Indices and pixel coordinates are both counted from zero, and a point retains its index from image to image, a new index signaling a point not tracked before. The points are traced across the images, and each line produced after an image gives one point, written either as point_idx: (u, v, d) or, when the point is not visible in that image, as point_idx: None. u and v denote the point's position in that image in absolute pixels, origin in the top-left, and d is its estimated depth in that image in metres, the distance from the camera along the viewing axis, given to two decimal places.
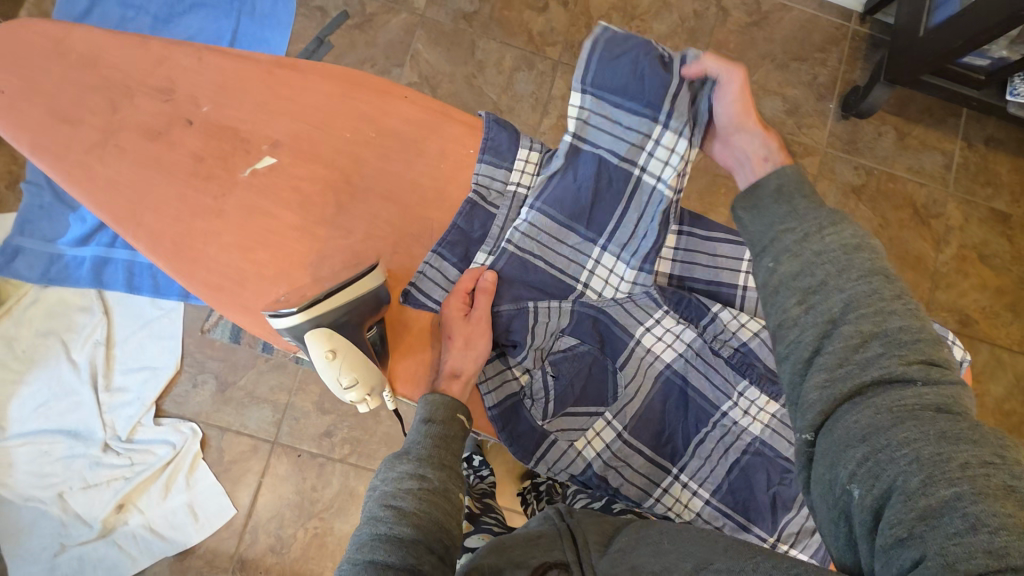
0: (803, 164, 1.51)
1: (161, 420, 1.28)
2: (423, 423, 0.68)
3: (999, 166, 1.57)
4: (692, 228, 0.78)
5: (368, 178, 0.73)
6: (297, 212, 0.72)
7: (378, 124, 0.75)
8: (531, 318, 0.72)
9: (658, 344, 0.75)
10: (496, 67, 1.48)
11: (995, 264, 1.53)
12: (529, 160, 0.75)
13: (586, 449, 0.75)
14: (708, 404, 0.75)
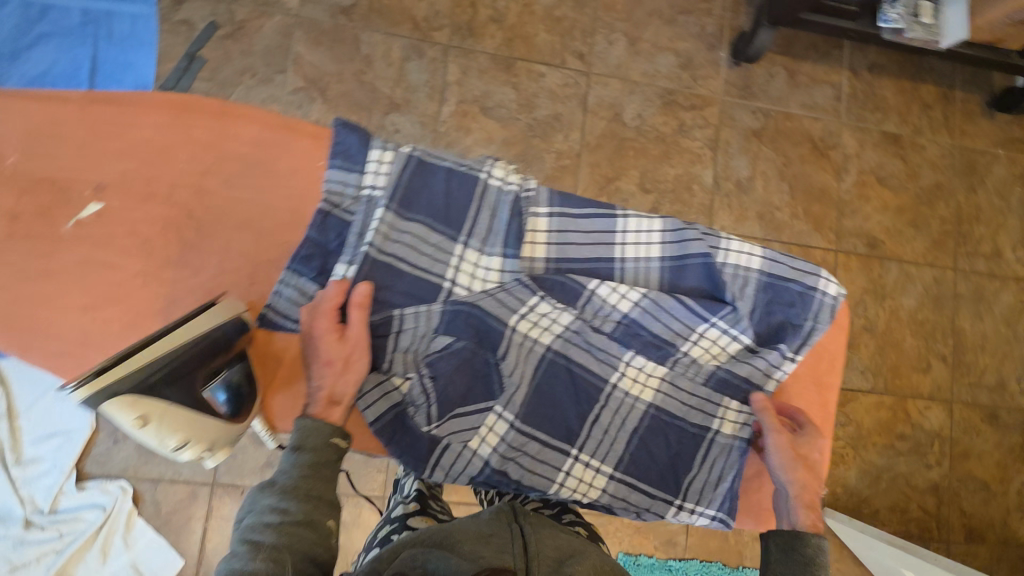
0: (704, 116, 1.54)
1: (85, 484, 1.21)
2: (290, 454, 0.69)
3: (884, 90, 1.64)
4: (564, 208, 0.81)
5: (212, 209, 0.76)
6: (141, 258, 0.75)
7: (217, 151, 0.78)
8: (399, 323, 0.77)
9: (533, 329, 0.80)
10: (385, 59, 1.41)
11: (893, 185, 1.62)
12: (383, 159, 0.77)
13: (482, 447, 0.79)
14: (596, 380, 0.82)
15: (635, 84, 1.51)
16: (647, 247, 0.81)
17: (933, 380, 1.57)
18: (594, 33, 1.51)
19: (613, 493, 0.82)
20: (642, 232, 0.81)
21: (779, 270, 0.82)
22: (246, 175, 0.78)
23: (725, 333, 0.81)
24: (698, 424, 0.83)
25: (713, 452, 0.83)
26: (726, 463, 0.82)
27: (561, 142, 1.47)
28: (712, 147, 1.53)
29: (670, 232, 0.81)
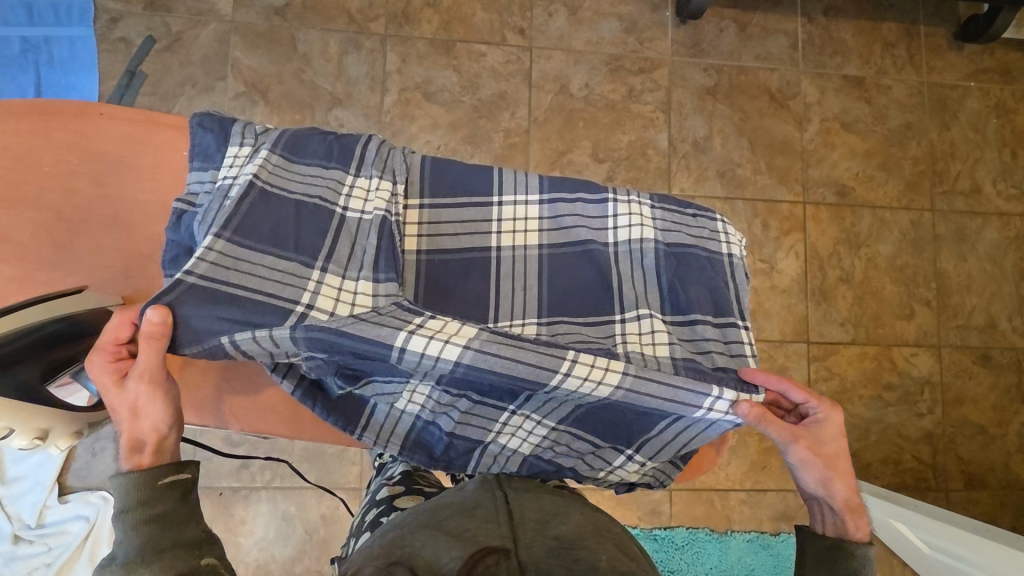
0: (653, 79, 1.51)
1: (67, 498, 1.23)
2: (120, 520, 0.65)
3: (843, 33, 1.58)
4: (437, 199, 0.73)
5: (81, 208, 0.71)
6: (14, 264, 0.69)
7: (80, 149, 0.72)
8: (231, 346, 0.62)
9: (429, 350, 0.60)
10: (323, 56, 1.42)
11: (860, 129, 1.56)
12: (240, 154, 0.68)
13: (408, 406, 0.73)
14: (536, 378, 0.62)
15: (580, 53, 1.49)
16: (523, 234, 0.74)
17: (918, 326, 1.52)
18: (532, 7, 1.49)
19: (554, 439, 0.74)
20: (518, 212, 0.74)
21: (671, 232, 0.76)
22: (112, 171, 0.72)
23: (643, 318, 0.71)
24: (658, 411, 0.67)
25: (685, 422, 0.70)
26: (699, 426, 0.71)
27: (509, 120, 1.45)
28: (665, 110, 1.50)
29: (547, 214, 0.74)
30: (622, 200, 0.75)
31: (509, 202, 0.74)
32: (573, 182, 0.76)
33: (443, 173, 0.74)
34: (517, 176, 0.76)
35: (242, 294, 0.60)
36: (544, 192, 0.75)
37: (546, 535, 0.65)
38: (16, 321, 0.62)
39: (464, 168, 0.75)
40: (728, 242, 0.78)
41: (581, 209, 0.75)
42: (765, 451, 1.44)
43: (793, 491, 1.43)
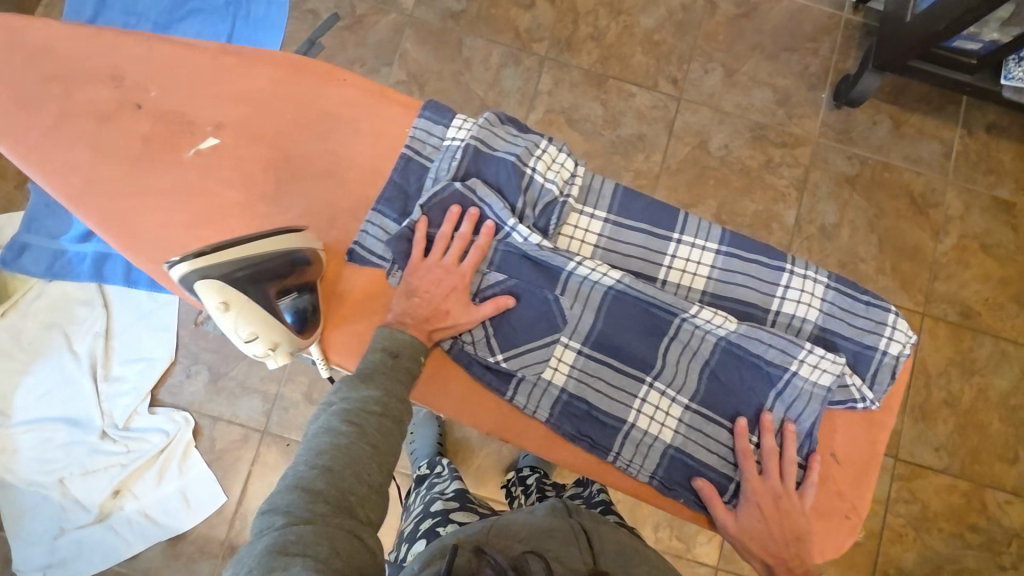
0: (794, 155, 1.49)
1: (156, 409, 1.32)
2: (389, 360, 0.72)
3: (1002, 154, 1.52)
4: (620, 217, 0.82)
5: (299, 157, 0.81)
6: (239, 189, 0.79)
7: (313, 106, 0.82)
8: (457, 241, 0.77)
9: (600, 271, 0.77)
10: (483, 64, 1.49)
11: (999, 254, 1.49)
12: (466, 123, 0.82)
13: (555, 377, 0.79)
14: (672, 309, 0.78)
15: (726, 114, 1.50)
16: (692, 276, 0.81)
17: (1021, 475, 1.41)
18: (690, 60, 1.52)
19: (688, 423, 0.80)
20: (693, 255, 0.81)
21: (834, 316, 0.80)
22: (341, 132, 0.82)
23: (783, 352, 0.77)
24: (775, 359, 0.78)
25: (791, 392, 0.78)
26: (805, 409, 0.78)
27: (641, 162, 1.47)
28: (799, 188, 1.48)
29: (721, 264, 0.81)
30: (798, 275, 0.80)
31: (688, 242, 0.81)
32: (752, 244, 0.82)
33: (631, 202, 0.82)
34: (700, 224, 0.83)
35: (481, 187, 0.78)
36: (724, 244, 0.81)
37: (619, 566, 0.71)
38: (284, 244, 0.73)
39: (650, 201, 0.83)
40: (891, 339, 0.80)
41: (756, 271, 0.81)
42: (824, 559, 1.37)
43: None
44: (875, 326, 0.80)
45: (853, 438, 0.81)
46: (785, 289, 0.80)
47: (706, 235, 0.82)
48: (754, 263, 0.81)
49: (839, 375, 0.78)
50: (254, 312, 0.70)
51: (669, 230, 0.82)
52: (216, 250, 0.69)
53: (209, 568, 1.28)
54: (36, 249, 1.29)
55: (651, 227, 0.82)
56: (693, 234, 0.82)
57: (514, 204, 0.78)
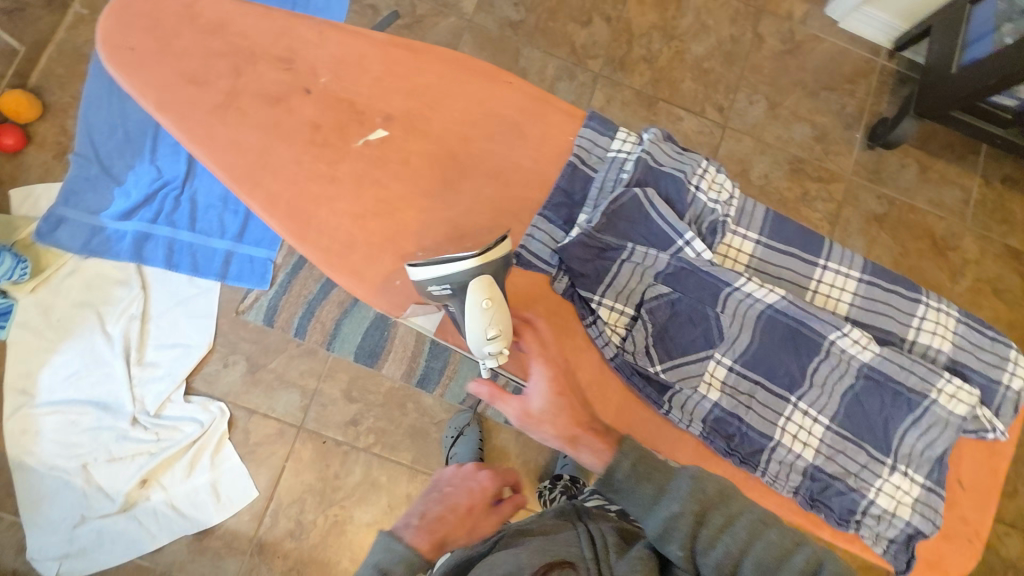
0: (829, 190, 1.56)
1: (191, 398, 1.29)
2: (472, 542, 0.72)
3: (1015, 205, 1.62)
4: (771, 241, 0.85)
5: (473, 156, 0.84)
6: (406, 182, 0.82)
7: (485, 108, 0.86)
8: (626, 254, 0.80)
9: (757, 291, 0.79)
10: (539, 75, 1.51)
11: (1009, 299, 1.59)
12: (630, 138, 0.85)
13: (709, 392, 0.80)
14: (822, 332, 0.80)
15: (767, 145, 1.56)
16: (836, 302, 0.84)
17: (1017, 507, 1.51)
18: (736, 90, 1.57)
19: (831, 443, 0.81)
20: (837, 281, 0.84)
21: (964, 349, 0.83)
22: (508, 135, 0.85)
23: (924, 381, 0.79)
24: (916, 388, 0.79)
25: (929, 420, 0.79)
26: (939, 438, 0.80)
27: None
28: (831, 222, 1.55)
29: (863, 292, 0.84)
30: (932, 307, 0.84)
31: (833, 268, 0.84)
32: (891, 275, 0.85)
33: (781, 226, 0.86)
34: (842, 252, 0.86)
35: (655, 203, 0.79)
36: (866, 273, 0.85)
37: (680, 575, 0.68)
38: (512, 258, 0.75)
39: (798, 227, 0.86)
40: (1013, 374, 0.83)
41: (895, 301, 0.84)
42: None
43: None
44: (998, 359, 0.83)
45: (975, 465, 0.84)
46: (921, 321, 0.83)
47: (851, 264, 0.85)
48: (894, 294, 0.84)
49: (973, 408, 0.80)
50: (504, 313, 0.73)
51: (816, 256, 0.85)
52: (496, 247, 0.72)
53: (235, 565, 1.25)
54: (72, 223, 1.23)
55: (801, 252, 0.85)
56: (838, 262, 0.85)
57: (683, 217, 0.80)
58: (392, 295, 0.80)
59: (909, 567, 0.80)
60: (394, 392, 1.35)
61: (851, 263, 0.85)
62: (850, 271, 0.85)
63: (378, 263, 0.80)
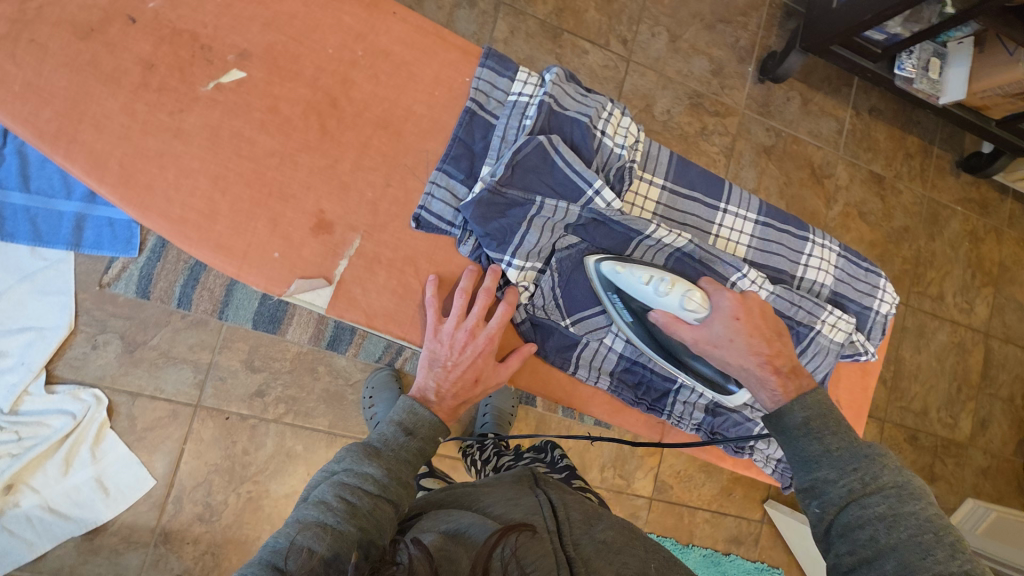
0: (725, 124, 1.61)
1: (55, 388, 1.11)
2: (402, 437, 0.69)
3: (878, 134, 1.78)
4: (675, 185, 0.84)
5: (356, 102, 0.73)
6: (275, 137, 0.70)
7: (366, 42, 0.75)
8: (534, 209, 0.73)
9: (667, 238, 0.79)
10: (436, 3, 1.38)
11: (871, 221, 1.77)
12: (530, 79, 0.77)
13: (615, 342, 0.84)
14: (725, 276, 0.81)
15: (668, 80, 1.56)
16: (735, 244, 0.86)
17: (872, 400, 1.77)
18: (639, 22, 1.54)
19: None
20: (735, 224, 0.86)
21: (844, 280, 0.89)
22: (396, 75, 0.75)
23: (813, 315, 0.84)
24: (806, 322, 0.84)
25: (816, 350, 0.85)
26: (823, 364, 0.87)
27: None
28: (726, 155, 1.61)
29: (759, 233, 0.86)
30: (819, 244, 0.88)
31: (732, 211, 0.85)
32: (783, 215, 0.88)
33: (685, 170, 0.85)
34: (740, 194, 0.87)
35: (562, 152, 0.73)
36: (761, 214, 0.87)
37: (591, 534, 0.67)
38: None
39: (700, 171, 0.86)
40: (884, 297, 0.90)
41: (788, 239, 0.87)
42: (734, 480, 1.59)
43: (748, 519, 1.60)
44: (874, 287, 0.90)
45: (851, 386, 0.92)
46: (809, 257, 0.87)
47: (749, 207, 0.87)
48: (788, 234, 0.87)
49: (851, 334, 0.87)
50: None
51: (718, 200, 0.85)
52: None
53: (138, 559, 1.14)
54: None
55: (703, 197, 0.85)
56: (738, 205, 0.86)
57: (590, 164, 0.75)
58: (270, 270, 0.69)
59: (794, 483, 0.90)
60: (302, 355, 1.25)
61: (749, 207, 0.87)
62: (748, 215, 0.86)
63: (249, 234, 0.69)
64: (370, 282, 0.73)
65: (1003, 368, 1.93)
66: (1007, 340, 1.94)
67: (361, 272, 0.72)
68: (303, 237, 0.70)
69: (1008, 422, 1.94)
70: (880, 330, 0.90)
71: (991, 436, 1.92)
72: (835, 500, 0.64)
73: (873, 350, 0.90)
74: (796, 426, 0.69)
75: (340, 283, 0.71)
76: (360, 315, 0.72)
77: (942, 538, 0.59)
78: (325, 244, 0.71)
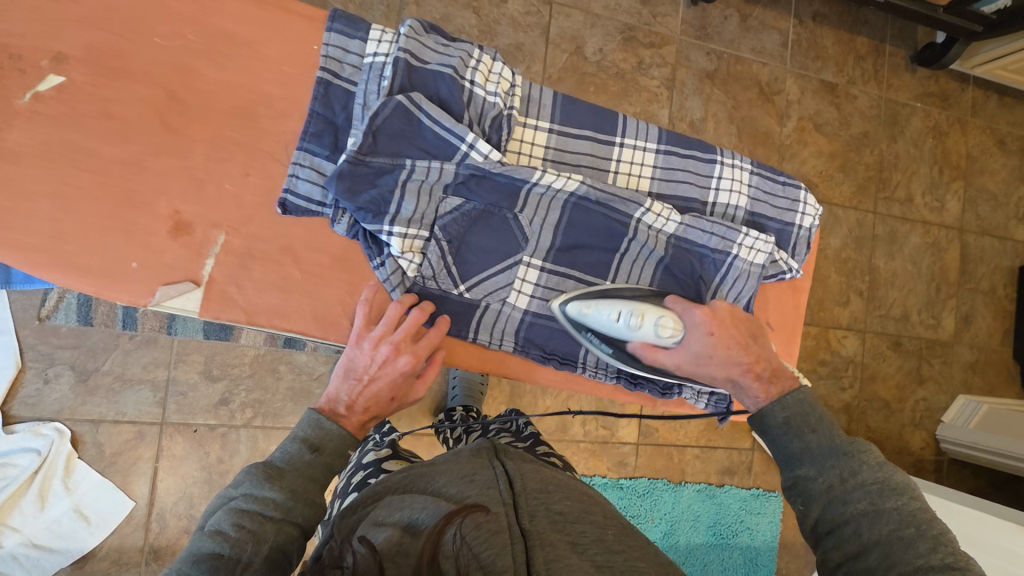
0: (661, 55, 1.55)
1: (14, 428, 1.10)
2: (308, 455, 0.69)
3: (825, 40, 1.72)
4: (564, 125, 0.83)
5: (198, 92, 0.71)
6: (117, 143, 0.69)
7: (199, 25, 0.72)
8: (405, 173, 0.72)
9: (557, 182, 0.77)
10: None
11: (828, 132, 1.73)
12: (384, 34, 0.75)
13: (517, 301, 0.81)
14: (628, 212, 0.81)
15: (596, 16, 1.49)
16: (638, 178, 0.85)
17: (851, 313, 1.76)
18: None
19: None
20: (635, 157, 0.85)
21: (759, 199, 0.88)
22: (239, 55, 0.73)
23: (727, 238, 0.83)
24: (721, 249, 0.84)
25: (735, 274, 0.85)
26: (745, 288, 0.86)
27: (523, 74, 1.44)
28: (668, 87, 1.56)
29: (661, 163, 0.85)
30: (729, 165, 0.87)
31: (630, 144, 0.84)
32: (686, 141, 0.87)
33: (573, 109, 0.83)
34: (638, 125, 0.85)
35: (427, 111, 0.72)
36: (663, 143, 0.85)
37: (548, 507, 0.65)
38: None
39: (589, 107, 0.84)
40: (806, 211, 0.90)
41: (693, 165, 0.86)
42: None
43: (738, 449, 1.61)
44: (793, 200, 0.90)
45: (784, 305, 0.92)
46: (719, 180, 0.86)
47: (646, 136, 0.85)
48: (691, 159, 0.86)
49: (771, 254, 0.86)
50: None
51: (612, 134, 0.84)
52: None
53: None
54: None
55: (594, 132, 0.83)
56: (634, 137, 0.84)
57: (461, 118, 0.74)
58: (132, 284, 0.69)
59: (729, 416, 0.89)
60: (260, 359, 1.24)
61: (648, 138, 0.85)
62: (646, 147, 0.85)
63: (102, 251, 0.68)
64: (246, 279, 0.72)
65: (981, 262, 1.91)
66: (982, 233, 1.91)
67: (234, 268, 0.72)
68: (163, 243, 0.70)
69: (993, 314, 1.92)
70: (807, 241, 0.91)
71: (976, 329, 1.91)
72: (817, 496, 0.65)
73: (798, 267, 0.89)
74: (777, 425, 0.71)
75: (210, 283, 0.71)
76: (240, 314, 0.72)
77: (922, 532, 0.59)
78: (187, 245, 0.71)
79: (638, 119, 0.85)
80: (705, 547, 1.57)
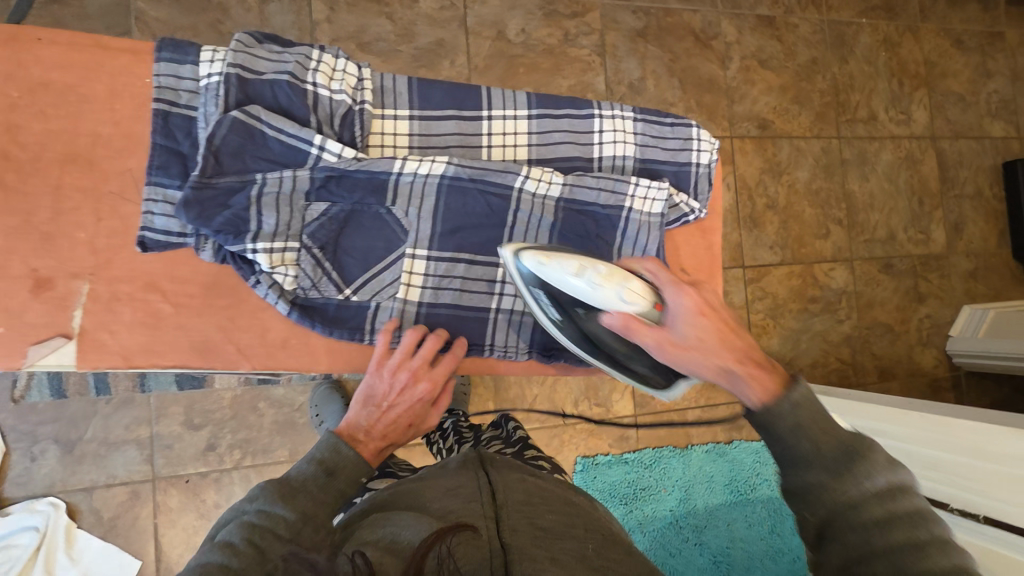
0: (587, 22, 1.53)
1: (9, 509, 1.11)
2: (323, 477, 0.67)
3: None
4: (425, 110, 0.85)
5: (29, 146, 0.74)
6: None
7: (17, 80, 0.74)
8: (258, 188, 0.75)
9: (420, 168, 0.80)
10: (242, 5, 1.31)
11: (774, 66, 1.69)
12: (215, 54, 0.76)
13: (408, 295, 0.83)
14: (505, 183, 0.84)
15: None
16: (514, 148, 0.88)
17: (833, 244, 1.71)
18: None
19: None
20: (507, 127, 0.88)
21: (648, 146, 0.92)
22: (64, 102, 0.75)
23: (613, 191, 0.88)
24: (610, 205, 0.88)
25: (631, 227, 0.89)
26: (645, 237, 0.90)
27: (449, 69, 1.43)
28: (600, 53, 1.53)
29: (535, 128, 0.89)
30: (608, 117, 0.90)
31: (499, 116, 0.87)
32: (557, 101, 0.90)
33: (431, 92, 0.86)
34: (505, 95, 0.88)
35: (270, 126, 0.75)
36: (533, 108, 0.89)
37: (531, 522, 0.61)
38: None
39: (446, 88, 0.86)
40: (701, 147, 0.93)
41: (569, 125, 0.90)
42: None
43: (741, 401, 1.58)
44: (684, 140, 0.93)
45: (696, 247, 0.96)
46: (601, 135, 0.90)
47: (512, 106, 0.88)
48: (564, 120, 0.90)
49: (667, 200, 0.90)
50: None
51: (478, 109, 0.87)
52: None
53: None
54: None
55: (457, 112, 0.87)
56: (500, 109, 0.88)
57: (307, 122, 0.77)
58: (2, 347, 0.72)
59: None
60: (238, 400, 1.24)
61: (515, 108, 0.88)
62: (513, 117, 0.88)
63: None
64: (115, 322, 0.76)
65: (961, 166, 1.85)
66: (957, 136, 1.85)
67: (100, 315, 0.76)
68: (25, 301, 0.73)
69: (983, 218, 1.86)
70: (708, 178, 0.95)
71: (970, 236, 1.85)
72: None
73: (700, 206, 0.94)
74: None
75: (80, 334, 0.75)
76: (115, 358, 0.76)
77: None
78: (50, 301, 0.74)
79: (502, 90, 0.89)
80: (727, 507, 1.53)
